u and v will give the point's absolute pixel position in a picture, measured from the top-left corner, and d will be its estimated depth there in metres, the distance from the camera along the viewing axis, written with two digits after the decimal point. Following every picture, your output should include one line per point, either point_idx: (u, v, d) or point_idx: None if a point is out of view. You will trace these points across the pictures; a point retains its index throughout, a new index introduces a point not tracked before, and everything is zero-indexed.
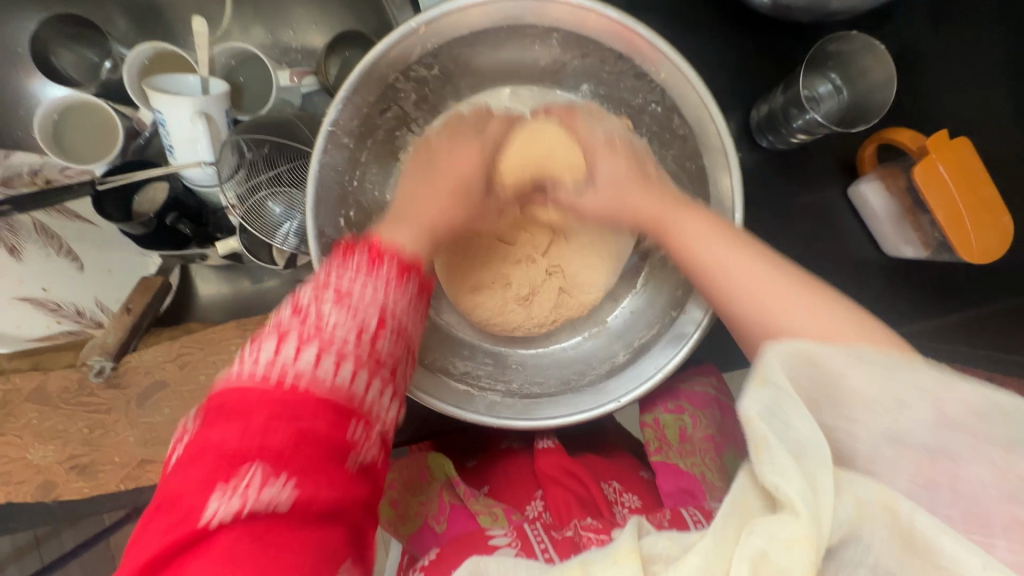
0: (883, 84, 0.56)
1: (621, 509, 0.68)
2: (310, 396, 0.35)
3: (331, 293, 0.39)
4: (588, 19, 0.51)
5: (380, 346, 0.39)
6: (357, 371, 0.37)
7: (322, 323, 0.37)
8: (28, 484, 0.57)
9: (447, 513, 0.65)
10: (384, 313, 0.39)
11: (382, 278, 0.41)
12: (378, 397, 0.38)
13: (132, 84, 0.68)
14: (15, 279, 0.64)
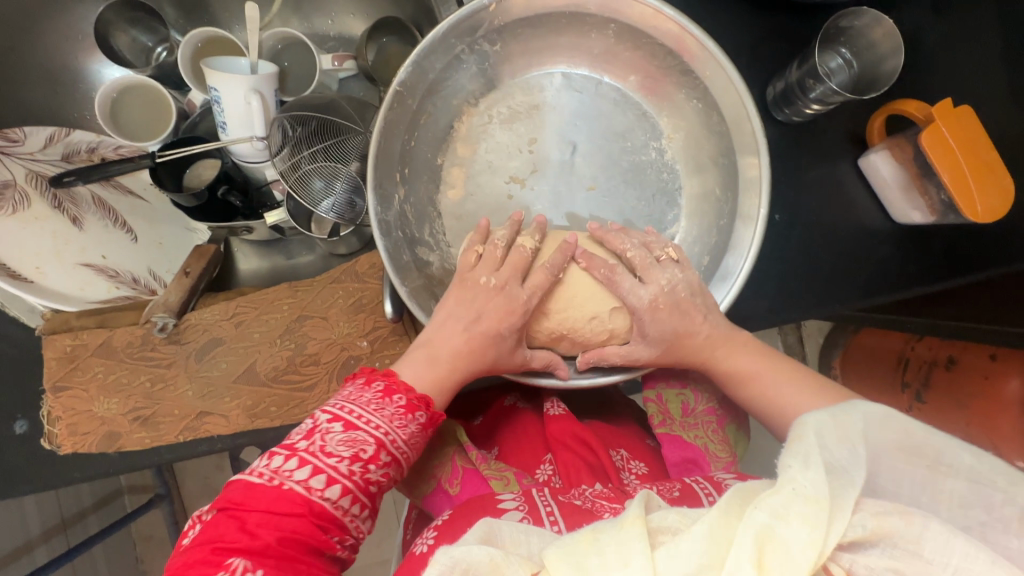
0: (890, 54, 0.61)
1: (629, 475, 0.71)
2: (297, 494, 0.43)
3: (341, 421, 0.47)
4: (649, 15, 0.59)
5: (370, 473, 0.47)
6: (343, 487, 0.45)
7: (327, 451, 0.45)
8: (93, 435, 0.60)
9: (461, 476, 0.68)
10: (380, 445, 0.47)
11: (388, 413, 0.49)
12: (355, 511, 0.46)
13: (185, 66, 0.72)
14: (77, 248, 0.68)
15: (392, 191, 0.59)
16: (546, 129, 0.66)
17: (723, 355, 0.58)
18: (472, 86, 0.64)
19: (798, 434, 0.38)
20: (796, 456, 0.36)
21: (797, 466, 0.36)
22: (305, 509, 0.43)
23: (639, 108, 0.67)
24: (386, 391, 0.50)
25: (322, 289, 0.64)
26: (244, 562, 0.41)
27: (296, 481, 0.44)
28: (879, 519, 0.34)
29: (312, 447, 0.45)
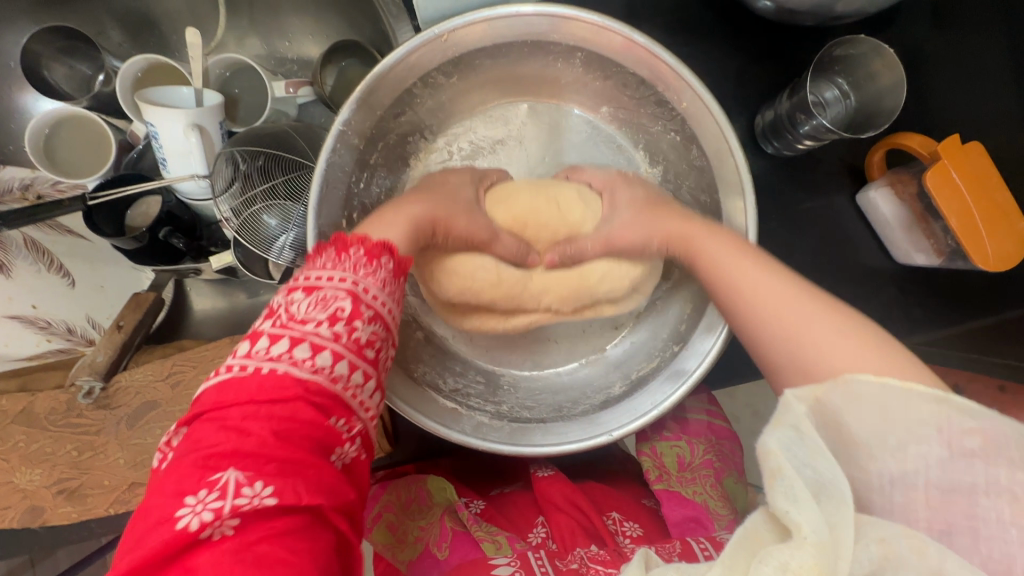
0: (891, 89, 0.55)
1: (623, 539, 0.65)
2: (283, 376, 0.33)
3: (300, 287, 0.36)
4: (614, 42, 0.51)
5: (355, 335, 0.36)
6: (331, 360, 0.35)
7: (294, 318, 0.35)
8: (13, 509, 0.55)
9: (450, 537, 0.62)
10: (357, 298, 0.37)
11: (353, 264, 0.38)
12: (357, 388, 0.36)
13: (124, 96, 0.66)
14: (4, 297, 0.62)
15: (339, 238, 0.51)
16: (512, 164, 0.62)
17: (697, 237, 0.49)
18: (431, 120, 0.59)
19: (767, 459, 0.31)
20: (787, 499, 0.29)
21: (793, 510, 0.29)
22: (298, 391, 0.33)
23: (614, 141, 0.64)
24: (338, 245, 0.38)
25: None
26: (237, 474, 0.30)
27: (272, 362, 0.33)
28: (885, 545, 0.29)
29: (278, 320, 0.35)
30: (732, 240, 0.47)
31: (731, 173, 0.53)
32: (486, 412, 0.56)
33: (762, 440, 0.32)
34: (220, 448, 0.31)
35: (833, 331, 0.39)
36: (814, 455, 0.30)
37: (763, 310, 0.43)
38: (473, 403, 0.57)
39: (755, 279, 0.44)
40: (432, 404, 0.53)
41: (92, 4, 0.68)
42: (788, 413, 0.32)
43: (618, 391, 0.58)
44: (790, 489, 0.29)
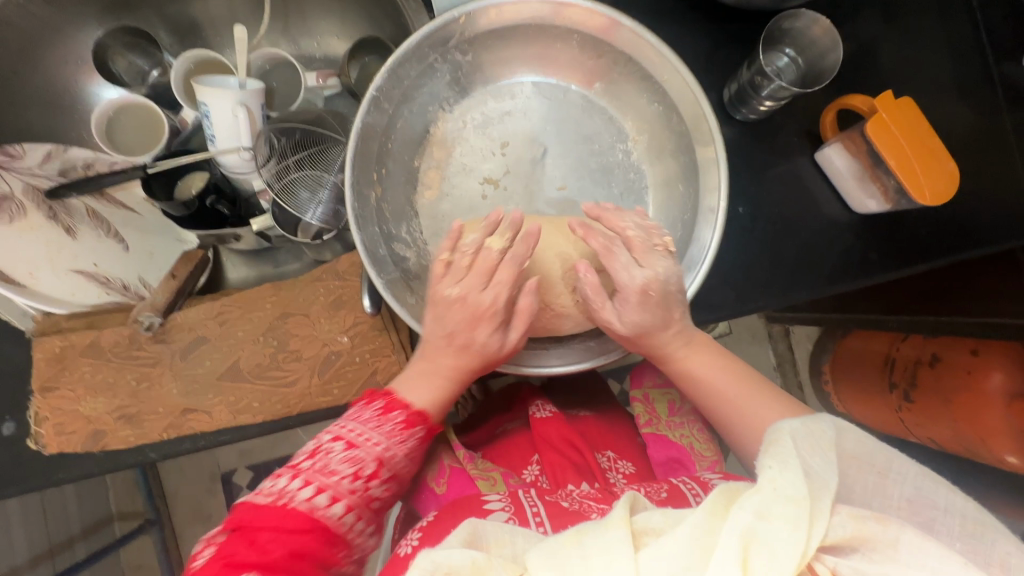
0: (831, 50, 0.65)
1: (617, 475, 0.73)
2: (305, 512, 0.49)
3: (341, 441, 0.53)
4: (605, 24, 0.62)
5: (371, 491, 0.53)
6: (347, 511, 0.51)
7: (330, 467, 0.52)
8: (78, 434, 0.62)
9: (448, 475, 0.68)
10: (380, 462, 0.54)
11: (383, 432, 0.55)
12: (360, 530, 0.53)
13: (178, 82, 0.76)
14: (71, 255, 0.70)
15: (369, 188, 0.60)
16: (517, 134, 0.70)
17: (675, 353, 0.60)
18: (450, 93, 0.68)
19: (776, 442, 0.42)
20: (777, 460, 0.39)
21: (779, 468, 0.39)
22: (311, 524, 0.49)
23: (606, 113, 0.72)
24: (386, 405, 0.56)
25: (305, 287, 0.66)
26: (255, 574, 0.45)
27: (302, 496, 0.50)
28: (858, 521, 0.36)
29: (316, 466, 0.52)
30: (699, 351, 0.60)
31: (704, 130, 0.63)
32: None
33: (783, 423, 0.44)
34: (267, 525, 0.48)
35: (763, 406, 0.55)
36: (812, 454, 0.41)
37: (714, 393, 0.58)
38: None
39: (709, 372, 0.59)
40: None
41: (148, 8, 0.78)
42: (801, 420, 0.45)
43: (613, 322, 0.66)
44: (781, 453, 0.40)
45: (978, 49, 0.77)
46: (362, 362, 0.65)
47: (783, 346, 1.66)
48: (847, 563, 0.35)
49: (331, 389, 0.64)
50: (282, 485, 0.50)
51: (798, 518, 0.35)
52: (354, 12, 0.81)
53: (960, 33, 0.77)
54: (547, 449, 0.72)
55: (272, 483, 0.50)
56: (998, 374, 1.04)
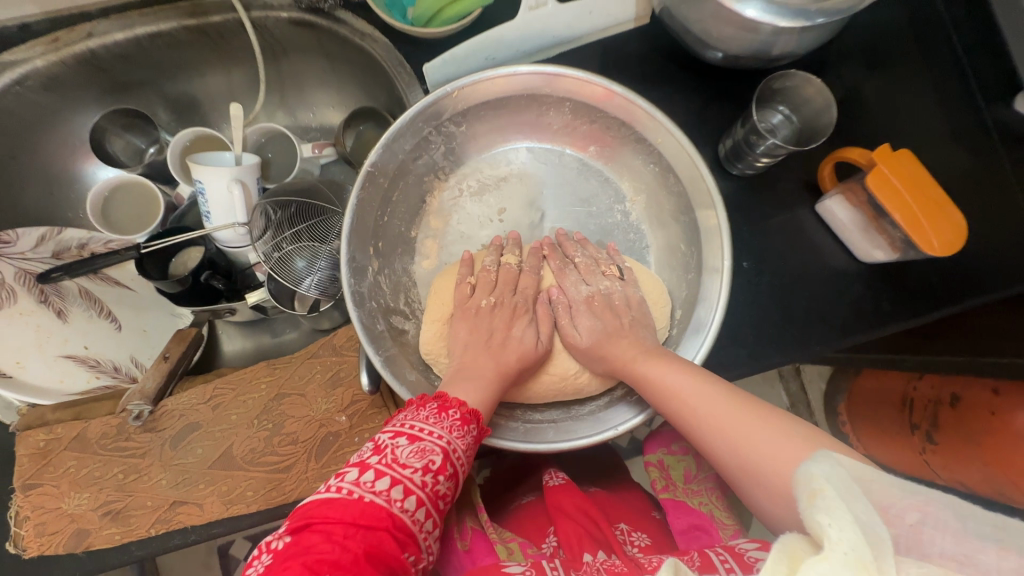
0: (825, 109, 0.65)
1: (632, 547, 0.66)
2: (379, 507, 0.41)
3: (405, 435, 0.45)
4: (597, 92, 0.63)
5: (439, 488, 0.44)
6: (418, 508, 0.43)
7: (397, 461, 0.43)
8: (61, 534, 0.58)
9: (470, 536, 0.66)
10: (446, 456, 0.46)
11: (447, 424, 0.47)
12: (427, 534, 0.44)
13: (174, 162, 0.77)
14: (61, 339, 0.69)
15: (367, 262, 0.59)
16: (514, 200, 0.69)
17: (642, 360, 0.56)
18: (446, 162, 0.68)
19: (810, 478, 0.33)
20: (828, 513, 0.30)
21: (833, 524, 0.30)
22: (388, 521, 0.41)
23: (602, 175, 0.72)
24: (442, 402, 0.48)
25: (300, 365, 0.65)
26: None
27: (376, 490, 0.41)
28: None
29: (382, 458, 0.43)
30: (667, 360, 0.54)
31: (704, 192, 0.62)
32: (503, 415, 0.60)
33: (808, 464, 0.34)
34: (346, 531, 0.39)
35: (755, 425, 0.45)
36: (856, 502, 0.31)
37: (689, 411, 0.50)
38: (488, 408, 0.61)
39: (682, 382, 0.51)
40: None
41: (146, 89, 0.79)
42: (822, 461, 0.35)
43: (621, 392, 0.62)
44: (830, 504, 0.31)
45: (967, 94, 0.77)
46: (361, 442, 0.62)
47: (795, 385, 1.62)
48: None
49: (328, 474, 0.60)
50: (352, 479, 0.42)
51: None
52: (349, 85, 0.82)
53: (948, 79, 0.77)
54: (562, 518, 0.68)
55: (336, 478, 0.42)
56: None
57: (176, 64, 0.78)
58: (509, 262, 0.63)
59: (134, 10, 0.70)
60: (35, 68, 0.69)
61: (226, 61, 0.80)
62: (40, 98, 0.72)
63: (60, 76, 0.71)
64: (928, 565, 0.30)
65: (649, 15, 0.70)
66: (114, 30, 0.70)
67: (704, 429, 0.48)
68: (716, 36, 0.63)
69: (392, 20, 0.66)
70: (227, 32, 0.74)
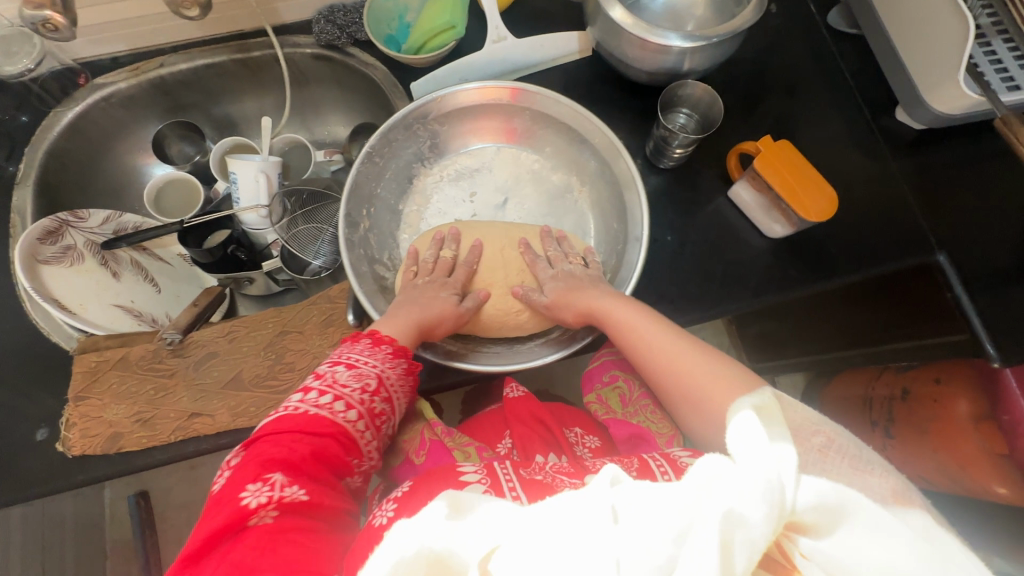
0: (716, 106, 0.84)
1: (584, 447, 0.78)
2: (325, 419, 0.58)
3: (344, 363, 0.62)
4: (548, 101, 0.78)
5: (376, 403, 0.61)
6: (356, 417, 0.59)
7: (338, 382, 0.60)
8: (100, 436, 0.71)
9: (428, 447, 0.73)
10: (381, 379, 0.62)
11: (381, 355, 0.63)
12: (366, 440, 0.61)
13: (215, 160, 0.96)
14: (113, 292, 0.85)
15: (359, 221, 0.76)
16: (485, 186, 0.85)
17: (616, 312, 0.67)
18: (431, 154, 0.84)
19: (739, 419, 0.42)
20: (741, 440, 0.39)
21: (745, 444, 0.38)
22: (333, 430, 0.57)
23: (557, 170, 0.85)
24: (376, 337, 0.64)
25: (302, 310, 0.79)
26: (282, 477, 0.53)
27: (320, 406, 0.58)
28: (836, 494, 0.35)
29: (325, 381, 0.60)
30: (637, 307, 0.67)
31: (631, 185, 0.75)
32: (453, 343, 0.75)
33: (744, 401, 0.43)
34: (291, 445, 0.55)
35: (684, 353, 0.61)
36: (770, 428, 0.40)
37: (641, 346, 0.65)
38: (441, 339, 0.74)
39: (643, 320, 0.66)
40: None
41: (197, 109, 1.00)
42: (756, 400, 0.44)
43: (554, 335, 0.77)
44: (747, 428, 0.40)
45: (856, 110, 0.94)
46: None
47: None
48: (823, 545, 0.34)
49: None
50: (299, 399, 0.59)
51: (769, 499, 0.33)
52: (357, 107, 1.03)
53: (842, 96, 0.94)
54: (515, 423, 0.78)
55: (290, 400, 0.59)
56: (964, 400, 1.06)
57: (222, 90, 0.99)
58: (447, 256, 0.75)
59: (196, 48, 0.92)
60: (118, 89, 0.90)
61: (262, 88, 1.01)
62: (118, 112, 0.93)
63: (136, 96, 0.93)
64: (826, 484, 0.35)
65: (588, 48, 0.90)
66: (180, 61, 0.92)
67: (653, 355, 0.63)
68: (634, 59, 0.82)
69: (388, 49, 0.87)
70: (264, 65, 0.96)
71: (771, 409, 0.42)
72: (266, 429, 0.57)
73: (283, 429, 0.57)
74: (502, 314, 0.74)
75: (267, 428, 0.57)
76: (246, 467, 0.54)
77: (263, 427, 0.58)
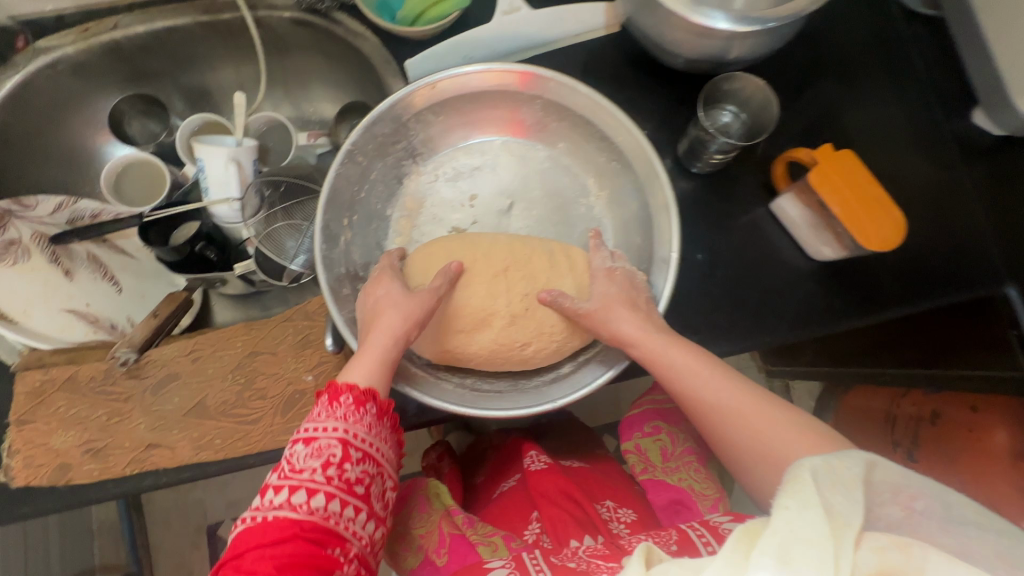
0: (768, 106, 0.72)
1: (618, 525, 0.72)
2: (286, 518, 0.47)
3: (300, 440, 0.51)
4: (564, 91, 0.66)
5: (347, 473, 0.50)
6: (329, 500, 0.48)
7: (296, 468, 0.49)
8: (46, 467, 0.63)
9: (448, 543, 0.70)
10: (345, 444, 0.51)
11: (338, 417, 0.51)
12: (351, 519, 0.50)
13: (182, 143, 0.84)
14: (65, 294, 0.76)
15: (339, 232, 0.65)
16: (487, 187, 0.73)
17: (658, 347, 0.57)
18: (423, 149, 0.72)
19: (795, 476, 0.40)
20: (796, 497, 0.38)
21: (800, 504, 0.38)
22: (295, 530, 0.47)
23: (571, 170, 0.73)
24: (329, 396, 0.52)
25: (276, 327, 0.69)
26: None
27: (281, 503, 0.48)
28: (881, 553, 0.36)
29: (282, 471, 0.49)
30: (691, 347, 0.57)
31: (661, 199, 0.64)
32: (451, 380, 0.65)
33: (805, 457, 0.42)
34: (252, 563, 0.45)
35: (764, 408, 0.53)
36: (831, 489, 0.39)
37: (703, 393, 0.55)
38: (440, 373, 0.66)
39: (695, 365, 0.56)
40: (403, 370, 0.63)
41: (162, 79, 0.87)
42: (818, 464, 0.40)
43: (567, 370, 0.67)
44: (799, 488, 0.39)
45: (925, 108, 0.80)
46: None
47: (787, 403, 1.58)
48: None
49: (292, 428, 0.65)
50: (259, 503, 0.49)
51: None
52: (345, 82, 0.89)
53: (909, 91, 0.80)
54: (542, 502, 0.74)
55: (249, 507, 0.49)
56: (1004, 432, 1.00)
57: (190, 57, 0.86)
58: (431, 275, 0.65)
59: (156, 7, 0.79)
60: (65, 54, 0.77)
61: (236, 56, 0.87)
62: (70, 82, 0.80)
63: (88, 63, 0.80)
64: (882, 538, 0.37)
65: (616, 22, 0.76)
66: (137, 23, 0.78)
67: (711, 408, 0.54)
68: (672, 42, 0.68)
69: (379, 19, 0.73)
70: (236, 29, 0.82)
71: (834, 477, 0.40)
72: (231, 550, 0.48)
73: (243, 544, 0.47)
74: (505, 344, 0.64)
75: (229, 548, 0.48)
76: None
77: (228, 547, 0.48)
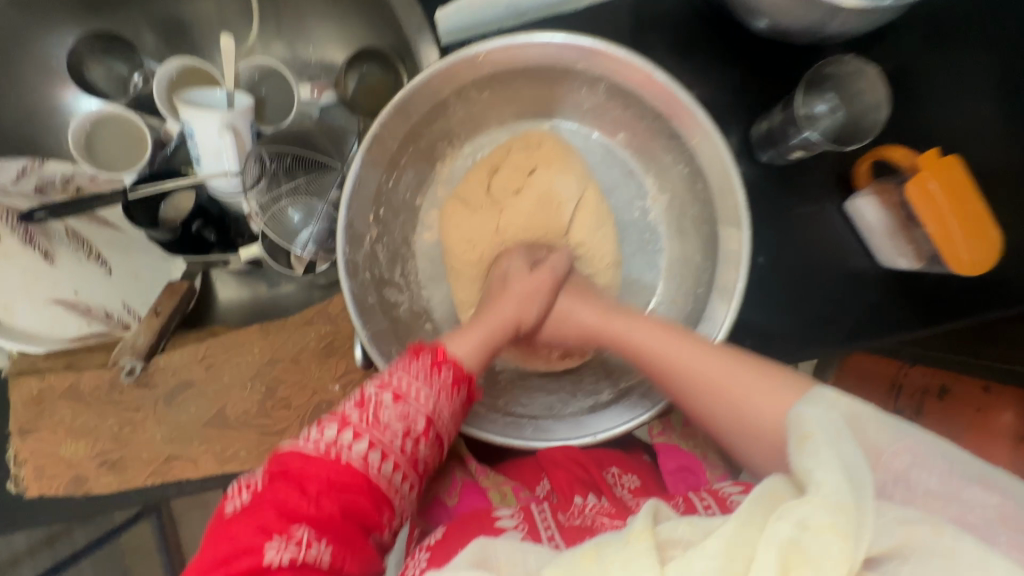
0: (875, 107, 0.64)
1: (622, 489, 0.68)
2: (355, 467, 0.46)
3: (389, 394, 0.48)
4: (635, 76, 0.55)
5: (419, 448, 0.49)
6: (395, 467, 0.47)
7: (377, 421, 0.47)
8: (59, 479, 0.59)
9: (460, 487, 0.67)
10: (430, 420, 0.49)
11: (435, 388, 0.50)
12: (405, 490, 0.49)
13: (161, 97, 0.70)
14: (50, 282, 0.67)
15: (365, 231, 0.56)
16: None
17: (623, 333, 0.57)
18: (459, 129, 0.63)
19: (805, 437, 0.41)
20: (812, 459, 0.38)
21: (814, 469, 0.37)
22: (361, 481, 0.46)
23: (626, 166, 0.67)
24: (435, 360, 0.51)
25: (294, 332, 0.65)
26: (308, 531, 0.43)
27: (352, 450, 0.46)
28: (910, 529, 0.35)
29: (364, 417, 0.47)
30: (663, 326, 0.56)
31: (734, 207, 0.55)
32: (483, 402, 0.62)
33: (805, 422, 0.42)
34: (315, 493, 0.44)
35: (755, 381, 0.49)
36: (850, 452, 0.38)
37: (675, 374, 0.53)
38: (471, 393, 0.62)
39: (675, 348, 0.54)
40: None
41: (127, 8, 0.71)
42: (819, 405, 0.43)
43: (606, 398, 0.63)
44: (816, 451, 0.38)
45: None
46: None
47: None
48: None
49: None
50: (330, 435, 0.46)
51: (843, 546, 0.33)
52: (353, 18, 0.74)
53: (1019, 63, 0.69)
54: (555, 466, 0.69)
55: (317, 431, 0.46)
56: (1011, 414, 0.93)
57: None
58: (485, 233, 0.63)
59: None
60: None
61: None
62: None
63: None
64: (911, 513, 0.36)
65: None
66: None
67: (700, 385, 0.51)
68: (767, 4, 0.56)
69: None
70: None
71: (831, 441, 0.39)
72: (283, 466, 0.46)
73: (307, 471, 0.45)
74: None
75: (289, 457, 0.46)
76: (254, 520, 0.43)
77: (282, 453, 0.47)
